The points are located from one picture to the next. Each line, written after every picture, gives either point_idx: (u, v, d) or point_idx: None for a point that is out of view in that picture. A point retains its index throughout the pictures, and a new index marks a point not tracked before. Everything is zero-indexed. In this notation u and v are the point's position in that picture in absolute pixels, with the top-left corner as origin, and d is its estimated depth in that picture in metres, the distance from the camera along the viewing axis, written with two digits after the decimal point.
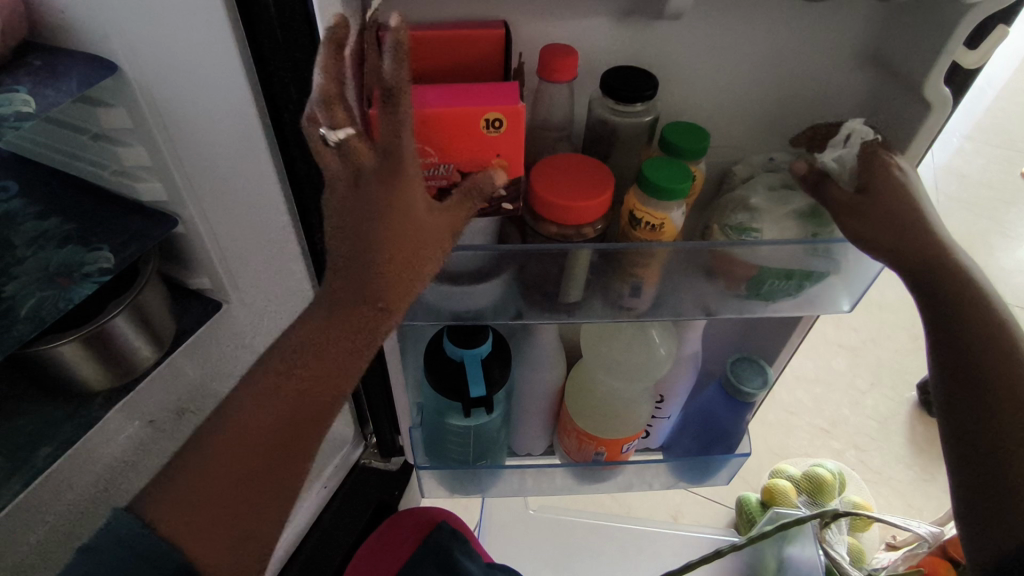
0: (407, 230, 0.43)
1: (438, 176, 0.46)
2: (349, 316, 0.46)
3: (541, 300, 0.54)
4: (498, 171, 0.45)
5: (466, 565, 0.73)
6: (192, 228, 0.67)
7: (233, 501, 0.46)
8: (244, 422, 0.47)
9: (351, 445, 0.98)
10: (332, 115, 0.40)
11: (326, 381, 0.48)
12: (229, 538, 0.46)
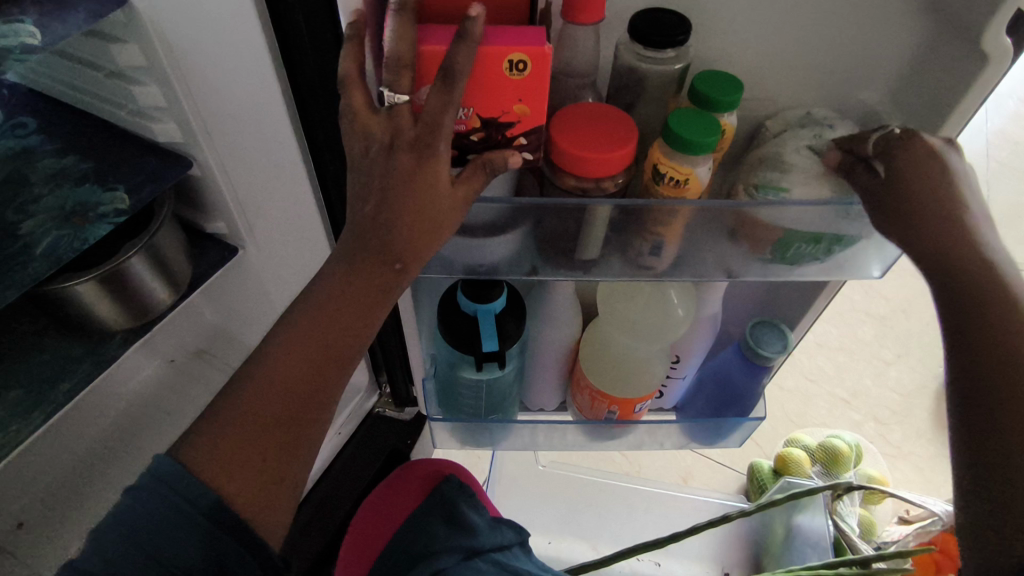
0: (428, 198, 0.43)
1: (458, 120, 0.43)
2: (363, 272, 0.46)
3: (558, 257, 0.52)
4: (518, 120, 0.43)
5: (473, 520, 0.67)
6: (207, 170, 0.66)
7: (259, 454, 0.45)
8: (273, 379, 0.46)
9: (366, 392, 1.00)
10: (396, 76, 0.41)
11: (349, 340, 0.48)
12: (274, 490, 0.45)
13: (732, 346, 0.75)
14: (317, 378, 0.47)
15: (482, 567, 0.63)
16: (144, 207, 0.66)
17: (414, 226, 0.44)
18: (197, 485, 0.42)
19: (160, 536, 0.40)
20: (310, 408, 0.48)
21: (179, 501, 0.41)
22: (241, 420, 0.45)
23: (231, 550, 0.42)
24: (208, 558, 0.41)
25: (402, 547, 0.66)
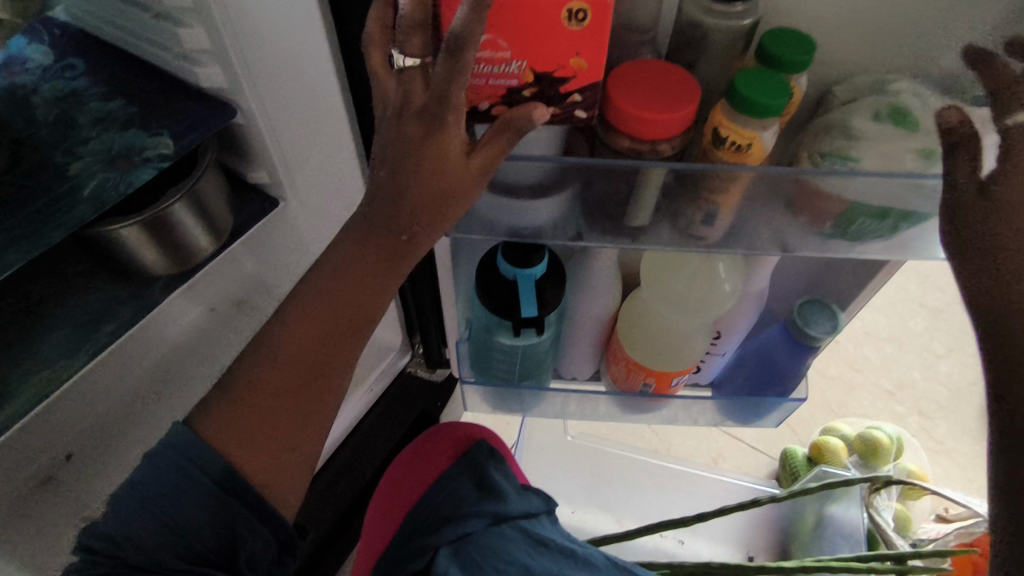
0: (439, 172, 0.43)
1: (508, 74, 0.39)
2: (375, 245, 0.48)
3: (604, 222, 0.50)
4: (573, 75, 0.39)
5: (501, 485, 0.65)
6: (250, 119, 0.65)
7: (272, 417, 0.48)
8: (286, 351, 0.49)
9: (399, 352, 1.00)
10: (407, 38, 0.40)
11: (356, 309, 0.50)
12: (287, 456, 0.49)
13: (778, 325, 0.72)
14: (326, 347, 0.50)
15: (510, 533, 0.61)
16: (188, 154, 0.66)
17: (425, 199, 0.44)
18: (211, 451, 0.46)
19: (172, 501, 0.45)
20: (320, 376, 0.50)
21: (194, 467, 0.45)
22: (258, 391, 0.48)
23: (241, 514, 0.46)
24: (217, 522, 0.46)
25: (428, 509, 0.64)
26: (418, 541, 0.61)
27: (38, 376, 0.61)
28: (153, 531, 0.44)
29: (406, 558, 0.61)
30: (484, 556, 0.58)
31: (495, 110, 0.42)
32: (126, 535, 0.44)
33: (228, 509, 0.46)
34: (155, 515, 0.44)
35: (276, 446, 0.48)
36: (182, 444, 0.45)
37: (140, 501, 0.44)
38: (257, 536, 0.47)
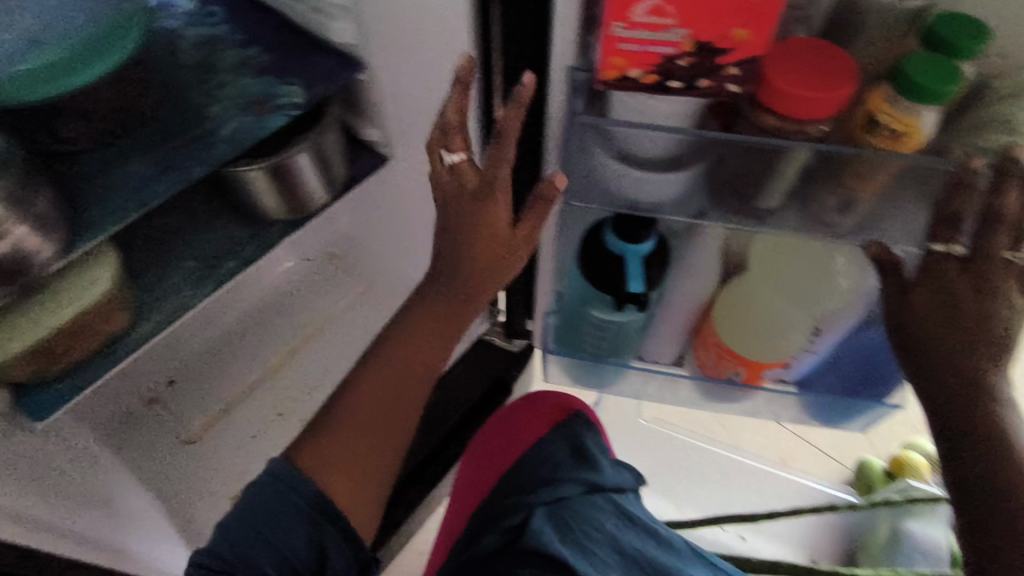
0: (489, 241, 0.57)
1: (669, 42, 0.39)
2: (444, 302, 0.61)
3: (732, 201, 0.49)
4: (735, 47, 0.39)
5: (596, 456, 0.74)
6: (375, 76, 0.67)
7: (357, 449, 0.58)
8: (367, 391, 0.60)
9: (481, 319, 1.01)
10: (451, 138, 0.53)
11: (422, 360, 0.62)
12: (362, 483, 0.57)
13: (880, 334, 0.64)
14: (399, 391, 0.61)
15: (601, 503, 0.68)
16: (312, 107, 0.68)
17: (479, 260, 0.58)
18: (304, 479, 0.55)
19: (274, 523, 0.53)
20: (390, 414, 0.60)
21: (295, 495, 0.54)
22: (345, 424, 0.59)
23: (329, 535, 0.55)
24: (312, 541, 0.54)
25: (530, 469, 0.73)
26: (517, 499, 0.69)
27: (170, 302, 0.67)
28: (257, 548, 0.53)
29: (504, 514, 0.69)
30: (578, 519, 0.66)
31: (647, 79, 0.42)
32: (236, 551, 0.53)
33: (318, 526, 0.54)
34: (261, 534, 0.53)
35: (353, 473, 0.57)
36: (278, 475, 0.55)
37: (244, 529, 0.53)
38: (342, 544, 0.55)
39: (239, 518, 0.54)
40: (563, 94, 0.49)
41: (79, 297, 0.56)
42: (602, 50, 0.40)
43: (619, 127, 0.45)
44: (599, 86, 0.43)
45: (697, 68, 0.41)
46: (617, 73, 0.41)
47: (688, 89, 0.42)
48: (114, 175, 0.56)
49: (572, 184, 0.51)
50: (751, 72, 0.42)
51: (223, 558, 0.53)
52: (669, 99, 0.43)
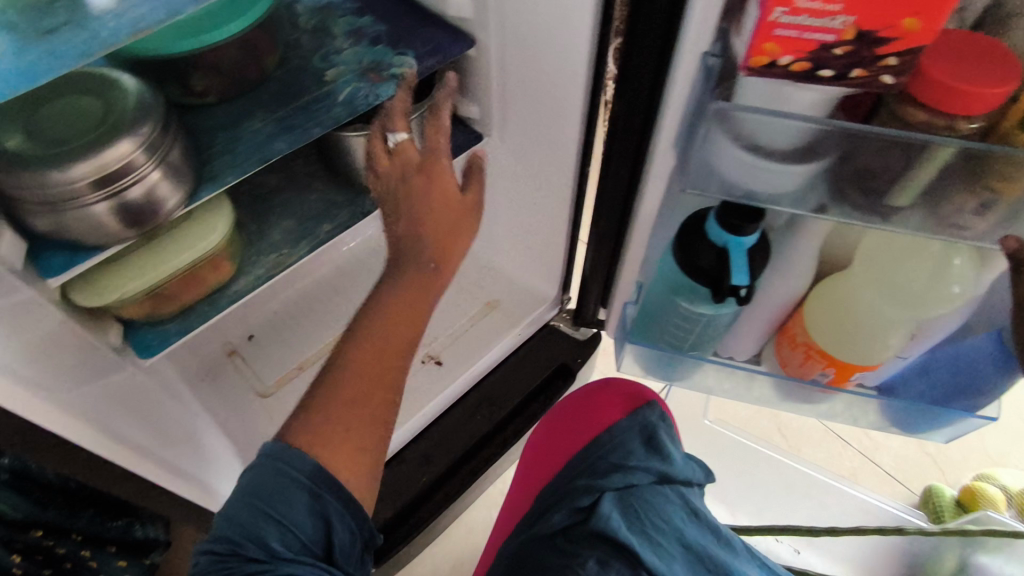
0: (445, 207, 0.60)
1: (829, 30, 0.37)
2: (415, 276, 0.57)
3: (856, 197, 0.48)
4: (899, 37, 0.37)
5: (669, 448, 0.73)
6: (483, 53, 0.68)
7: (353, 415, 0.50)
8: (352, 362, 0.52)
9: (549, 305, 1.02)
10: (393, 120, 0.61)
11: (398, 340, 0.54)
12: (356, 459, 0.49)
13: (990, 335, 0.63)
14: (388, 363, 0.53)
15: (669, 494, 0.68)
16: (426, 79, 0.72)
17: (441, 229, 0.59)
18: (296, 452, 0.47)
19: (281, 500, 0.46)
20: (380, 385, 0.52)
21: (286, 468, 0.47)
22: (328, 401, 0.50)
23: (333, 505, 0.47)
24: (318, 519, 0.47)
25: (600, 452, 0.74)
26: (587, 480, 0.71)
27: (269, 258, 0.70)
28: (257, 531, 0.44)
29: (573, 493, 0.69)
30: (645, 508, 0.66)
31: (796, 68, 0.40)
32: (235, 535, 0.44)
33: (323, 503, 0.47)
34: (264, 511, 0.45)
35: (342, 451, 0.49)
36: (274, 452, 0.47)
37: (243, 509, 0.45)
38: (347, 523, 0.49)
39: (238, 501, 0.46)
40: (690, 80, 0.49)
41: (195, 244, 0.60)
42: (753, 35, 0.39)
43: (752, 114, 0.43)
44: (743, 72, 0.41)
45: (853, 58, 0.39)
46: (766, 60, 0.40)
47: (837, 80, 0.41)
48: (236, 132, 0.59)
49: (689, 172, 0.50)
50: (911, 64, 0.39)
51: (221, 544, 0.45)
52: (813, 88, 0.42)
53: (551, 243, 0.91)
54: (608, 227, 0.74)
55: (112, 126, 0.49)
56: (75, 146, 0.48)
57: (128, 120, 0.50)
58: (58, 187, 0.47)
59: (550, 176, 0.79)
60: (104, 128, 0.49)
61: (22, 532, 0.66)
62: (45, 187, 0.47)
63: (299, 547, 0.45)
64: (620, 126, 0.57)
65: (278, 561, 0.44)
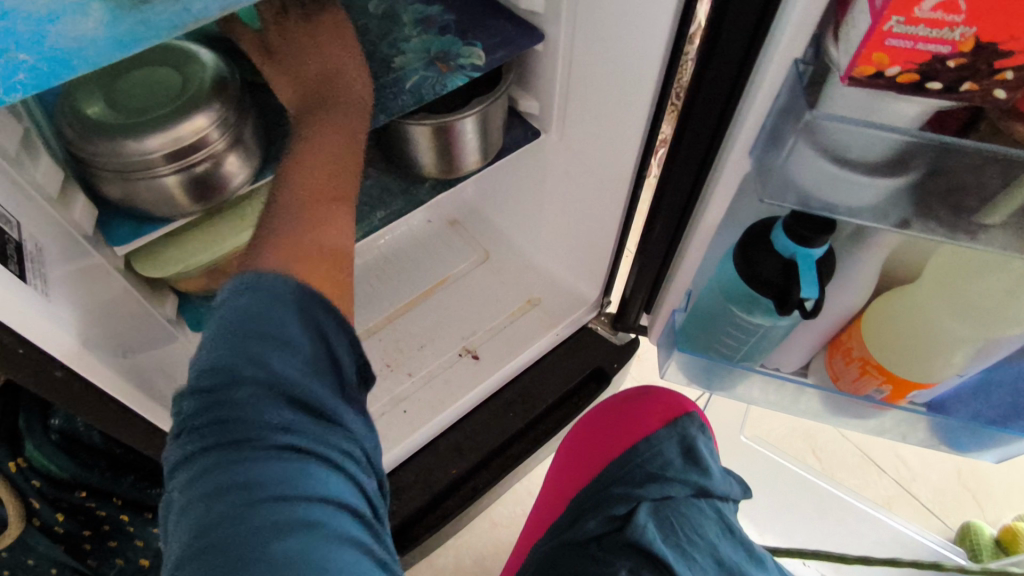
0: (329, 38, 0.55)
1: (944, 41, 0.37)
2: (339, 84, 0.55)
3: (943, 212, 0.47)
4: (1019, 52, 0.37)
5: (707, 462, 0.70)
6: (551, 47, 0.68)
7: (316, 223, 0.48)
8: (305, 182, 0.49)
9: (588, 307, 0.99)
10: None
11: (343, 169, 0.52)
12: (333, 276, 0.46)
13: None
14: (335, 179, 0.51)
15: (706, 509, 0.67)
16: (491, 71, 0.70)
17: (332, 50, 0.55)
18: (267, 274, 0.42)
19: (269, 319, 0.40)
20: (331, 219, 0.49)
21: (268, 288, 0.42)
22: (283, 229, 0.46)
23: (324, 316, 0.43)
24: (312, 329, 0.42)
25: (636, 462, 0.71)
26: (623, 489, 0.68)
27: None
28: (253, 354, 0.39)
29: (607, 501, 0.68)
30: (682, 521, 0.64)
31: (903, 79, 0.40)
32: (228, 364, 0.39)
33: (313, 310, 0.43)
34: (250, 331, 0.40)
35: (314, 264, 0.45)
36: (249, 277, 0.42)
37: (229, 336, 0.40)
38: (342, 342, 0.44)
39: (219, 330, 0.40)
40: (776, 88, 0.48)
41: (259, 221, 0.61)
42: (862, 45, 0.38)
43: (844, 124, 0.43)
44: (844, 82, 0.41)
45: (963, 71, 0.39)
46: (872, 70, 0.39)
47: (943, 93, 0.40)
48: None
49: (767, 183, 0.50)
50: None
51: (209, 384, 0.39)
52: (915, 99, 0.42)
53: (597, 246, 0.90)
54: (665, 233, 0.73)
55: (190, 100, 0.49)
56: (153, 118, 0.48)
57: (205, 95, 0.50)
58: (135, 158, 0.48)
59: (605, 177, 0.78)
60: (181, 102, 0.49)
61: (66, 492, 0.69)
62: (125, 157, 0.48)
63: (300, 368, 0.40)
64: (692, 130, 0.56)
65: (279, 384, 0.39)
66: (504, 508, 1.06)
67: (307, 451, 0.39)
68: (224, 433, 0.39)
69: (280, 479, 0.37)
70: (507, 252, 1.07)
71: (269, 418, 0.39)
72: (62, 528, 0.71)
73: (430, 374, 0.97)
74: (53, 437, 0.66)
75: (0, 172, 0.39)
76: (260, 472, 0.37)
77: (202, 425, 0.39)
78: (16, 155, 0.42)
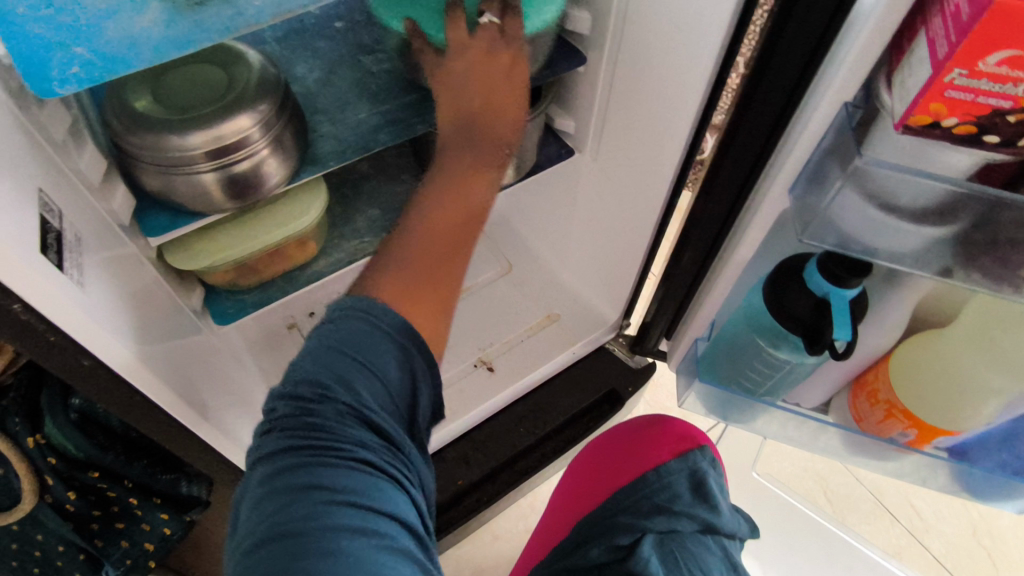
0: (490, 83, 0.57)
1: (1007, 97, 0.36)
2: (485, 125, 0.58)
3: (987, 263, 0.46)
4: None
5: (716, 500, 0.67)
6: (594, 70, 0.69)
7: (428, 273, 0.50)
8: (431, 218, 0.52)
9: (608, 328, 0.98)
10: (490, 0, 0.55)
11: (473, 204, 0.55)
12: (436, 314, 0.49)
13: None
14: (458, 228, 0.54)
15: (712, 547, 0.66)
16: (532, 89, 0.71)
17: (481, 90, 0.57)
18: (380, 304, 0.46)
19: (368, 346, 0.44)
20: (450, 256, 0.52)
21: (382, 319, 0.45)
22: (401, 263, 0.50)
23: (419, 362, 0.47)
24: (404, 371, 0.45)
25: (643, 492, 0.69)
26: (629, 518, 0.68)
27: (348, 243, 0.75)
28: (347, 372, 0.42)
29: (613, 530, 0.67)
30: (686, 557, 0.64)
31: (960, 130, 0.39)
32: (325, 378, 0.42)
33: (409, 353, 0.46)
34: (350, 355, 0.43)
35: (416, 301, 0.48)
36: (360, 304, 0.45)
37: (330, 354, 0.43)
38: (423, 390, 0.48)
39: (321, 348, 0.44)
40: (821, 129, 0.47)
41: (288, 223, 0.63)
42: (919, 94, 0.37)
43: (892, 171, 0.43)
44: (898, 130, 0.40)
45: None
46: (928, 120, 0.38)
47: (1001, 147, 0.39)
48: (346, 118, 0.62)
49: (807, 225, 0.50)
50: None
51: (303, 392, 0.42)
52: (971, 151, 0.40)
53: (622, 267, 0.90)
54: (690, 263, 0.72)
55: (236, 101, 0.50)
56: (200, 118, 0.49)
57: (251, 97, 0.51)
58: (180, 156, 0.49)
59: (636, 201, 0.78)
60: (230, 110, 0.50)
61: (79, 471, 0.70)
62: (171, 154, 0.49)
63: (384, 399, 0.43)
64: (730, 162, 0.56)
65: (365, 407, 0.42)
66: (507, 522, 1.05)
67: (385, 471, 0.42)
68: (308, 436, 0.41)
69: (353, 479, 0.40)
70: (532, 266, 1.07)
71: (352, 429, 0.41)
72: (72, 506, 0.72)
73: (444, 382, 0.97)
74: (72, 416, 0.67)
75: (53, 161, 0.41)
76: (339, 477, 0.39)
77: (287, 430, 0.42)
78: (64, 143, 0.43)
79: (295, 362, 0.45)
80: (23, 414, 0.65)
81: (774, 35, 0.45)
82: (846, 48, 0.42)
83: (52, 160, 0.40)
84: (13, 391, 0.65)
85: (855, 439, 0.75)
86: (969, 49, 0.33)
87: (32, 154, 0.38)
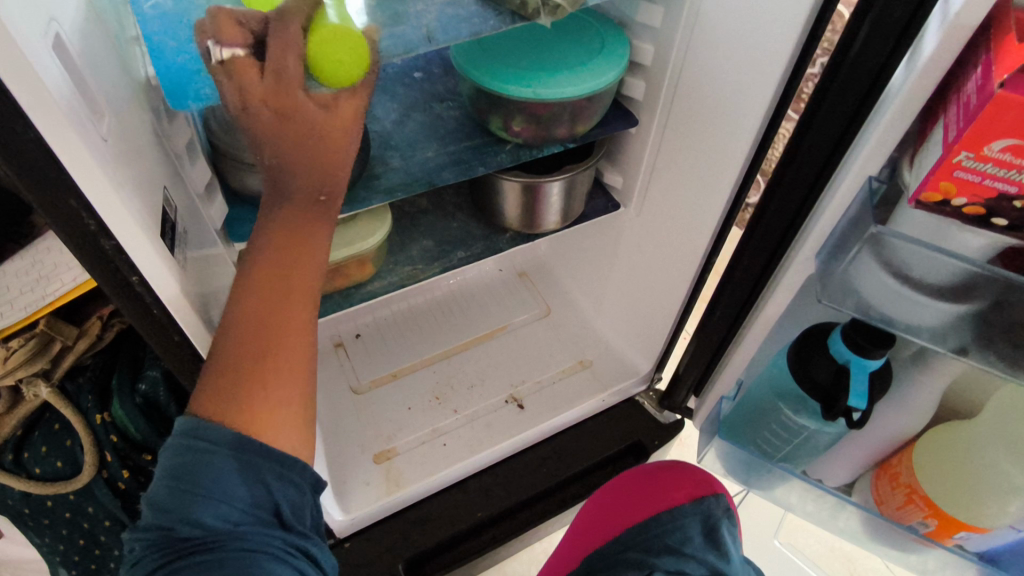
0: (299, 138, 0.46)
1: (1010, 183, 0.39)
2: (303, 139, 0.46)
3: (1003, 347, 0.48)
4: None
5: (728, 547, 0.67)
6: (644, 133, 0.75)
7: (247, 374, 0.45)
8: (234, 328, 0.45)
9: (639, 379, 1.01)
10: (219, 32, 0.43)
11: (311, 249, 0.48)
12: (278, 418, 0.45)
13: None
14: (289, 292, 0.46)
15: None
16: (586, 145, 0.77)
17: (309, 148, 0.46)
18: (208, 428, 0.43)
19: (204, 474, 0.42)
20: (288, 299, 0.46)
21: (206, 448, 0.43)
22: (248, 355, 0.45)
23: (267, 464, 0.44)
24: (254, 484, 0.44)
25: (655, 531, 0.70)
26: (639, 554, 0.68)
27: (403, 269, 0.80)
28: (185, 508, 0.41)
29: (621, 564, 0.68)
30: None
31: (969, 210, 0.43)
32: (167, 516, 0.42)
33: (253, 466, 0.44)
34: (188, 490, 0.42)
35: (261, 403, 0.45)
36: (187, 431, 0.44)
37: (168, 493, 0.42)
38: (291, 490, 0.46)
39: (161, 485, 0.43)
40: (846, 201, 0.51)
41: (353, 243, 0.71)
42: (931, 172, 0.41)
43: (912, 245, 0.46)
44: (912, 204, 0.44)
45: None
46: (939, 197, 0.42)
47: (1009, 229, 0.43)
48: (413, 156, 0.68)
49: (827, 287, 0.52)
50: None
51: (155, 529, 0.42)
52: (984, 231, 0.44)
53: (656, 320, 0.93)
54: (721, 320, 0.75)
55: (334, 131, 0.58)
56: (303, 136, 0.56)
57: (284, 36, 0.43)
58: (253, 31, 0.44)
59: (674, 257, 0.82)
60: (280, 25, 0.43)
61: (136, 453, 0.76)
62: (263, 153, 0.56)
63: (238, 515, 0.42)
64: (763, 228, 0.60)
65: (217, 530, 0.41)
66: (519, 564, 1.05)
67: None
68: (175, 562, 0.41)
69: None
70: (570, 310, 1.11)
71: (219, 541, 0.41)
72: (123, 484, 0.77)
73: (474, 414, 1.00)
74: (137, 400, 0.74)
75: (172, 162, 0.48)
76: None
77: (164, 563, 0.42)
78: (181, 154, 0.51)
79: (161, 528, 0.42)
80: (94, 393, 0.74)
81: (811, 110, 0.50)
82: (872, 127, 0.46)
83: (173, 164, 0.48)
84: (89, 371, 0.75)
85: (875, 522, 0.74)
86: (973, 137, 0.37)
87: (161, 158, 0.45)
